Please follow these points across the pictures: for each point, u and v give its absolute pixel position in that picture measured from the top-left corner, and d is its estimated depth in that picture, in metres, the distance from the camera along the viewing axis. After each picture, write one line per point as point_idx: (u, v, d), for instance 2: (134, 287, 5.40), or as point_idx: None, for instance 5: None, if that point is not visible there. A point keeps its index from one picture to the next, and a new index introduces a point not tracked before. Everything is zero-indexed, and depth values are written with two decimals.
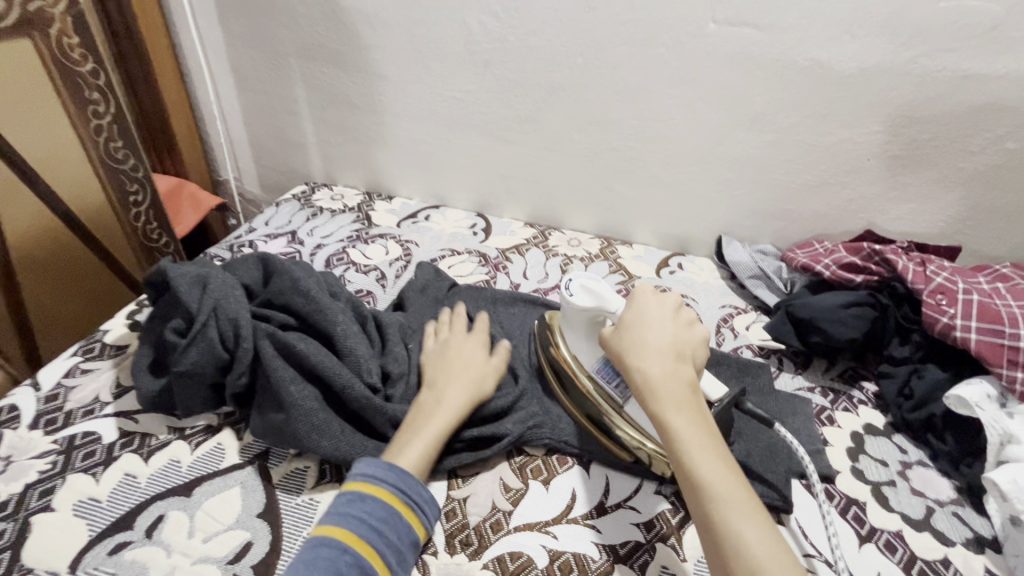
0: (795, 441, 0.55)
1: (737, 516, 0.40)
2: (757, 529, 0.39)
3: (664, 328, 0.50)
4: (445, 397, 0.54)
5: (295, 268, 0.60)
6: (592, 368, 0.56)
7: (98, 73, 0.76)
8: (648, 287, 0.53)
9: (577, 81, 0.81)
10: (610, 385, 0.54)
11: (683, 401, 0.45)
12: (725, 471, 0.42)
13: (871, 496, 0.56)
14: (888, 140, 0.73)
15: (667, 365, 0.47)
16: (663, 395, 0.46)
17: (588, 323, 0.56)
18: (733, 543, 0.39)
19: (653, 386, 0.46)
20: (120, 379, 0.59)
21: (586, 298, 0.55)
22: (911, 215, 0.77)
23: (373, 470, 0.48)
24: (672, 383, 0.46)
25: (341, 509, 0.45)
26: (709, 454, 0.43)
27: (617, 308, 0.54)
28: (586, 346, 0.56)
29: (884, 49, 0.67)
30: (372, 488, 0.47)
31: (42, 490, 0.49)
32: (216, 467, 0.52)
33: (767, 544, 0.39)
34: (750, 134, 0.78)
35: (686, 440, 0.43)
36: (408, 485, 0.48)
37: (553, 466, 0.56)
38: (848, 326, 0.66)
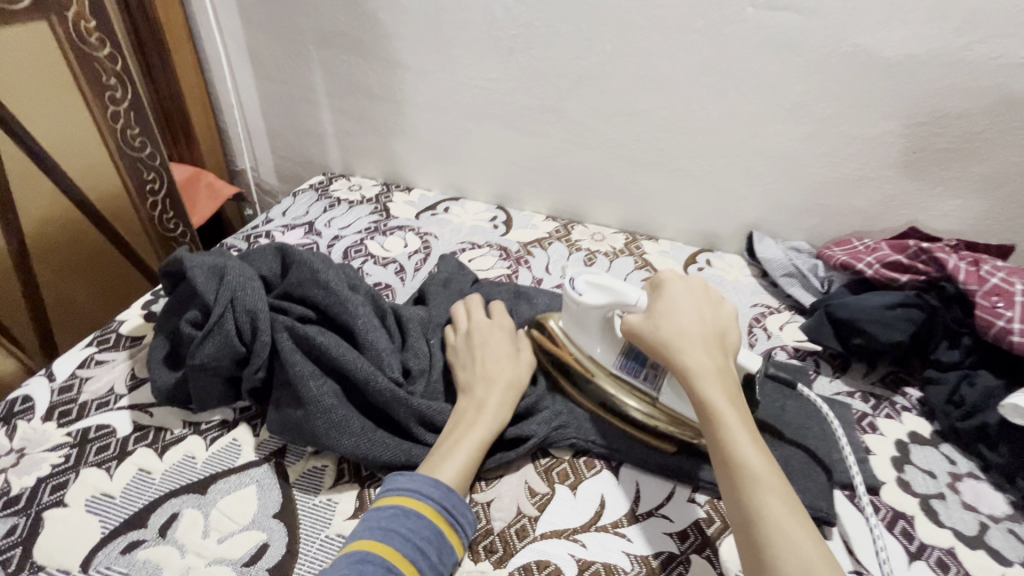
0: (829, 411, 0.55)
1: (783, 508, 0.37)
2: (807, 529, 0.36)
3: (711, 321, 0.48)
4: (487, 405, 0.51)
5: (316, 259, 0.58)
6: (615, 364, 0.53)
7: (116, 59, 0.75)
8: (672, 274, 0.51)
9: (605, 69, 0.77)
10: (638, 378, 0.52)
11: (728, 393, 0.43)
12: (772, 467, 0.39)
13: (919, 510, 0.53)
14: (934, 132, 0.69)
15: (711, 354, 0.45)
16: (709, 383, 0.43)
17: (602, 319, 0.53)
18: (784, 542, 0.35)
19: (699, 373, 0.44)
20: (135, 371, 0.58)
21: (595, 294, 0.52)
22: (958, 212, 0.73)
23: (417, 485, 0.45)
24: (717, 374, 0.44)
25: (384, 524, 0.43)
26: (755, 444, 0.40)
27: (636, 299, 0.50)
28: (602, 344, 0.54)
29: (936, 35, 0.63)
30: (417, 504, 0.44)
31: (54, 484, 0.48)
32: (231, 464, 0.50)
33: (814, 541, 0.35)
34: (786, 126, 0.74)
35: (734, 429, 0.41)
36: (454, 505, 0.45)
37: (580, 469, 0.53)
38: (893, 328, 0.62)
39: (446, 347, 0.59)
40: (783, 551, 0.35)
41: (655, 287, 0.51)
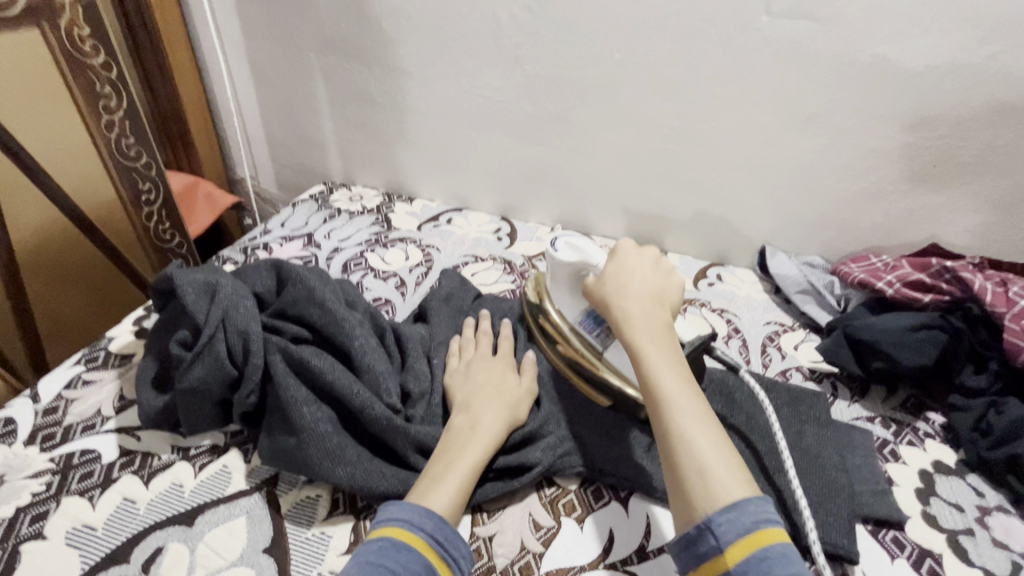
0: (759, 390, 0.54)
1: (697, 428, 0.40)
2: (717, 448, 0.39)
3: (644, 270, 0.50)
4: (481, 426, 0.49)
5: (311, 276, 0.56)
6: (575, 320, 0.55)
7: (111, 66, 0.73)
8: (626, 241, 0.52)
9: (613, 78, 0.75)
10: (591, 334, 0.54)
11: (657, 334, 0.45)
12: (691, 396, 0.41)
13: (947, 547, 0.50)
14: (958, 145, 0.66)
15: (644, 300, 0.47)
16: (637, 326, 0.46)
17: (571, 276, 0.54)
18: (693, 461, 0.39)
19: (629, 318, 0.46)
20: (123, 391, 0.56)
21: (569, 253, 0.54)
22: (982, 228, 0.70)
23: (408, 514, 0.42)
24: (648, 317, 0.46)
25: (371, 558, 0.40)
26: (675, 372, 0.43)
27: (599, 262, 0.52)
28: (570, 301, 0.56)
29: (959, 44, 0.60)
30: (408, 536, 0.41)
31: (34, 515, 0.45)
32: (221, 493, 0.48)
33: (722, 455, 0.39)
34: (801, 138, 0.72)
35: (656, 365, 0.43)
36: (447, 537, 0.42)
37: (587, 500, 0.51)
38: (916, 352, 0.59)
39: (443, 371, 0.57)
40: (690, 467, 0.38)
41: (608, 253, 0.53)
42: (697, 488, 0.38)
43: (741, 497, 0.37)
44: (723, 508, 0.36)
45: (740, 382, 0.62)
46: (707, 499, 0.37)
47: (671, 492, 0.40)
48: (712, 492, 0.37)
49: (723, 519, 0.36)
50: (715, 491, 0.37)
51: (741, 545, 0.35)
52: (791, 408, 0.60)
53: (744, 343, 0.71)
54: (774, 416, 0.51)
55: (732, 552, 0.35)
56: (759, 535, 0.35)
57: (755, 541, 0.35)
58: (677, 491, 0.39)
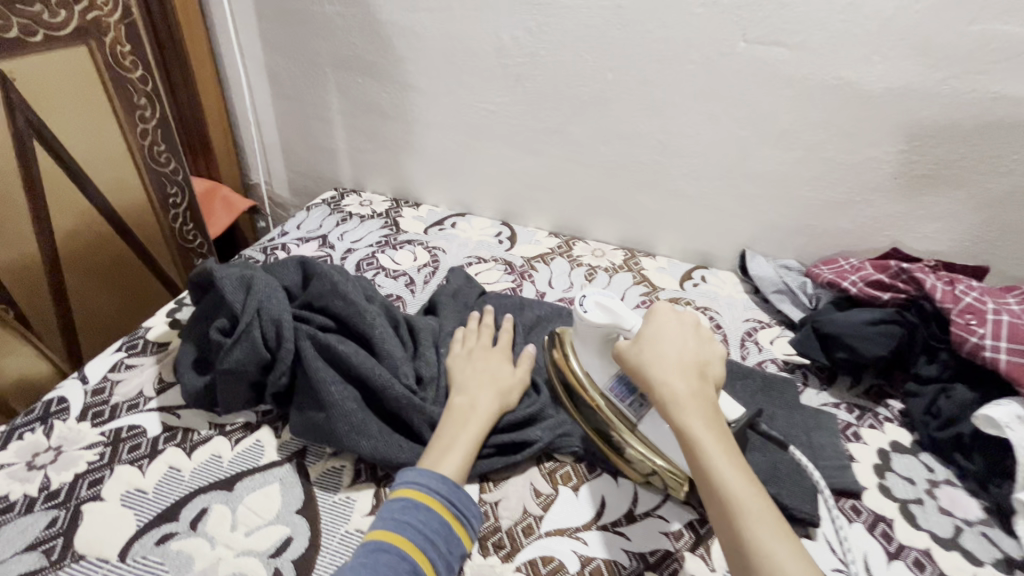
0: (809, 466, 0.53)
1: (767, 529, 0.41)
2: (784, 545, 0.40)
3: (685, 348, 0.51)
4: (479, 403, 0.56)
5: (335, 272, 0.62)
6: (606, 385, 0.56)
7: (147, 80, 0.79)
8: (664, 308, 0.54)
9: (606, 95, 0.82)
10: (623, 403, 0.55)
11: (708, 419, 0.47)
12: (751, 490, 0.43)
13: (898, 513, 0.56)
14: (914, 159, 0.73)
15: (690, 383, 0.49)
16: (688, 412, 0.47)
17: (600, 339, 0.56)
18: (764, 561, 0.39)
19: (679, 403, 0.47)
20: (163, 375, 0.61)
21: (600, 314, 0.55)
22: (938, 234, 0.77)
23: (428, 480, 0.49)
24: (697, 401, 0.48)
25: (397, 515, 0.46)
26: (734, 467, 0.44)
27: (634, 326, 0.54)
28: (599, 363, 0.57)
29: (913, 70, 0.68)
30: (427, 498, 0.47)
31: (91, 480, 0.51)
32: (255, 463, 0.54)
33: (797, 559, 0.39)
34: (776, 151, 0.79)
35: (715, 459, 0.44)
36: (460, 500, 0.48)
37: (581, 472, 0.57)
38: (875, 343, 0.66)
39: (448, 353, 0.63)
40: (763, 568, 0.39)
41: (645, 318, 0.54)
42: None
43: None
44: None
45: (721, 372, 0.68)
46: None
47: None
48: None
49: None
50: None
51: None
52: (765, 394, 0.67)
53: (725, 337, 0.78)
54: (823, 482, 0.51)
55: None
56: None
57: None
58: None
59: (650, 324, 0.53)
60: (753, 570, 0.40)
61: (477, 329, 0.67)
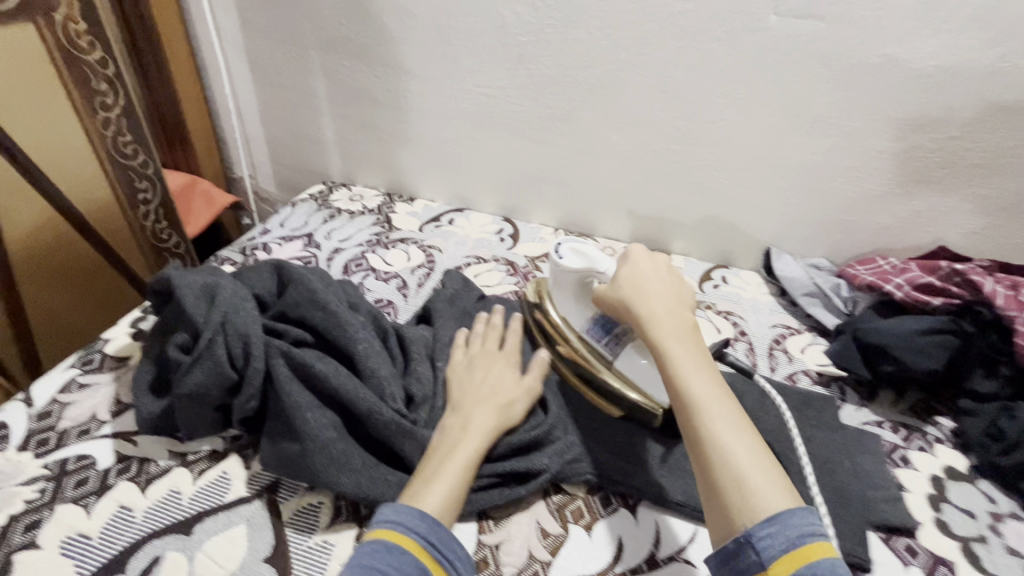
0: (780, 401, 0.53)
1: (732, 434, 0.40)
2: (748, 448, 0.39)
3: (660, 275, 0.51)
4: (476, 424, 0.48)
5: (314, 278, 0.54)
6: (582, 327, 0.55)
7: (108, 63, 0.72)
8: (640, 245, 0.53)
9: (618, 78, 0.74)
10: (600, 343, 0.54)
11: (682, 335, 0.45)
12: (721, 398, 0.41)
13: (960, 554, 0.49)
14: (966, 147, 0.65)
15: (667, 304, 0.48)
16: (663, 329, 0.46)
17: (576, 284, 0.55)
18: (725, 462, 0.38)
19: (654, 320, 0.46)
20: (120, 395, 0.54)
21: (576, 260, 0.55)
22: (989, 231, 0.69)
23: (403, 517, 0.41)
24: (672, 319, 0.47)
25: (365, 560, 0.38)
26: (704, 376, 0.43)
27: (607, 268, 0.53)
28: (575, 308, 0.56)
29: (969, 45, 0.60)
30: (401, 538, 0.40)
31: (27, 523, 0.44)
32: (219, 500, 0.46)
33: (760, 463, 0.38)
34: (808, 139, 0.71)
35: (686, 368, 0.43)
36: (442, 541, 0.40)
37: (595, 507, 0.50)
38: (926, 356, 0.59)
39: (447, 360, 0.57)
40: (724, 469, 0.38)
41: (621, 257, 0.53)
42: (734, 496, 0.37)
43: (782, 509, 0.36)
44: (764, 521, 0.36)
45: (750, 387, 0.61)
46: (748, 508, 0.37)
47: (706, 498, 0.39)
48: (750, 500, 0.37)
49: (764, 531, 0.35)
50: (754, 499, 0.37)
51: (785, 562, 0.34)
52: (800, 413, 0.59)
53: (751, 346, 0.70)
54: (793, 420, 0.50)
55: (777, 567, 0.34)
56: (804, 550, 0.34)
57: (801, 554, 0.34)
58: (712, 497, 0.38)
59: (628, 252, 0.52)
60: (713, 470, 0.39)
61: (482, 331, 0.60)
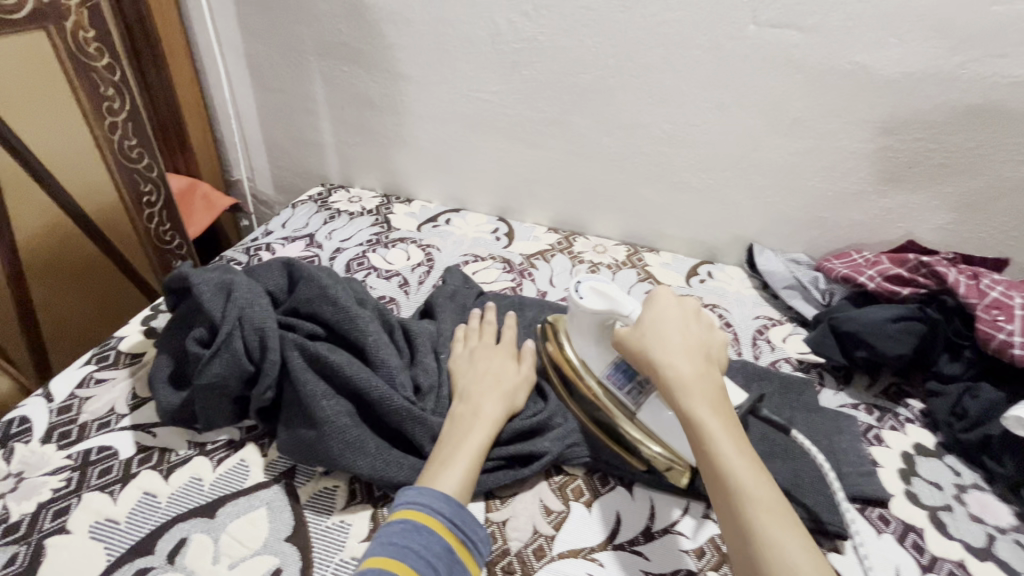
0: (814, 450, 0.52)
1: (773, 517, 0.39)
2: (790, 531, 0.39)
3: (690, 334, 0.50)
4: (482, 410, 0.51)
5: (323, 275, 0.57)
6: (603, 373, 0.54)
7: (115, 69, 0.74)
8: (664, 291, 0.52)
9: (608, 83, 0.78)
10: (621, 390, 0.53)
11: (714, 402, 0.45)
12: (758, 475, 0.41)
13: (929, 522, 0.53)
14: (930, 147, 0.70)
15: (696, 365, 0.47)
16: (695, 395, 0.45)
17: (596, 326, 0.54)
18: (769, 547, 0.38)
19: (685, 384, 0.46)
20: (137, 389, 0.56)
21: (597, 301, 0.54)
22: (953, 226, 0.74)
23: (428, 498, 0.44)
24: (703, 382, 0.46)
25: (395, 539, 0.41)
26: (741, 453, 0.42)
27: (632, 311, 0.53)
28: (595, 350, 0.55)
29: (931, 52, 0.65)
30: (428, 520, 0.43)
31: (56, 510, 0.46)
32: (240, 486, 0.49)
33: (806, 551, 0.38)
34: (786, 141, 0.75)
35: (721, 442, 0.43)
36: (465, 521, 0.44)
37: (594, 486, 0.53)
38: (896, 341, 0.63)
39: (450, 352, 0.60)
40: (770, 555, 0.38)
41: (644, 302, 0.53)
42: None
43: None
44: None
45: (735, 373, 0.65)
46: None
47: None
48: None
49: None
50: None
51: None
52: (783, 397, 0.64)
53: (736, 336, 0.74)
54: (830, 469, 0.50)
55: None
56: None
57: None
58: None
59: (654, 309, 0.51)
60: (757, 554, 0.38)
61: (480, 325, 0.63)
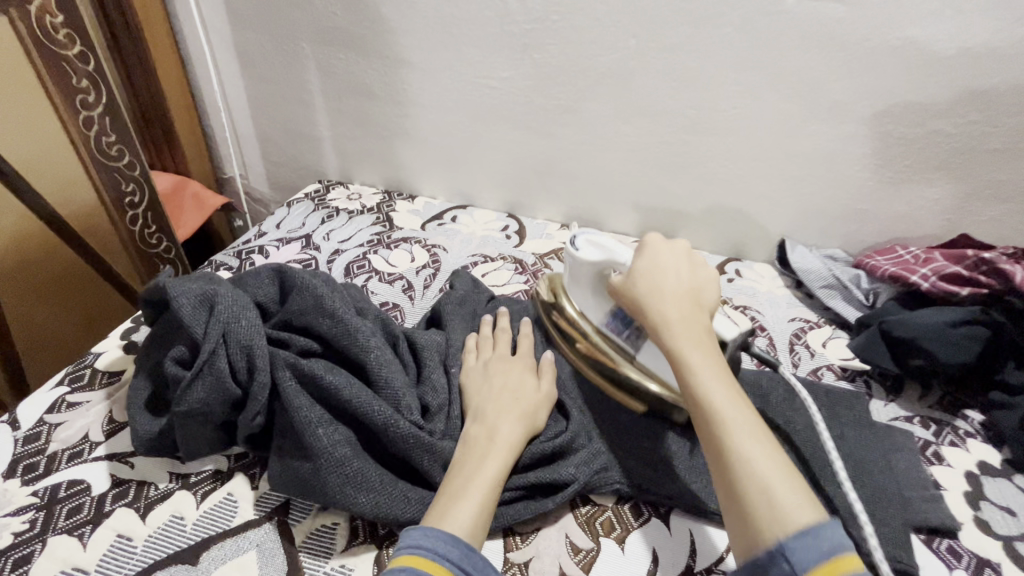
0: (824, 430, 0.48)
1: (753, 441, 0.37)
2: (771, 456, 0.37)
3: (678, 276, 0.48)
4: (499, 434, 0.45)
5: (318, 283, 0.51)
6: (600, 321, 0.54)
7: (87, 57, 0.68)
8: (656, 237, 0.51)
9: (629, 67, 0.71)
10: (619, 335, 0.52)
11: (698, 338, 0.44)
12: (740, 404, 0.39)
13: (1005, 555, 0.47)
14: (989, 131, 0.63)
15: (682, 304, 0.46)
16: (678, 331, 0.44)
17: (593, 276, 0.54)
18: (746, 470, 0.36)
19: (668, 321, 0.45)
20: (113, 413, 0.51)
21: (593, 251, 0.54)
22: (1010, 218, 0.67)
23: (433, 541, 0.37)
24: (688, 321, 0.45)
25: None
26: (723, 383, 0.41)
27: (625, 259, 0.52)
28: (593, 300, 0.55)
29: (995, 25, 0.58)
30: (432, 567, 0.36)
31: (18, 558, 0.41)
32: (226, 525, 0.43)
33: (785, 474, 0.36)
34: (825, 126, 0.68)
35: (701, 372, 0.41)
36: (477, 568, 0.37)
37: (625, 518, 0.47)
38: (959, 349, 0.57)
39: (462, 364, 0.54)
40: (745, 476, 0.36)
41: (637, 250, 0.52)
42: (759, 507, 0.35)
43: (811, 520, 0.33)
44: (795, 534, 0.33)
45: (777, 385, 0.59)
46: (774, 517, 0.34)
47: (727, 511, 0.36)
48: (777, 513, 0.34)
49: (797, 546, 0.32)
50: (781, 512, 0.34)
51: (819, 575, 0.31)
52: (828, 412, 0.57)
53: (771, 341, 0.68)
54: (835, 450, 0.46)
55: None
56: (838, 563, 0.31)
57: None
58: (734, 511, 0.36)
59: (647, 254, 0.50)
60: (734, 478, 0.36)
61: (491, 335, 0.57)
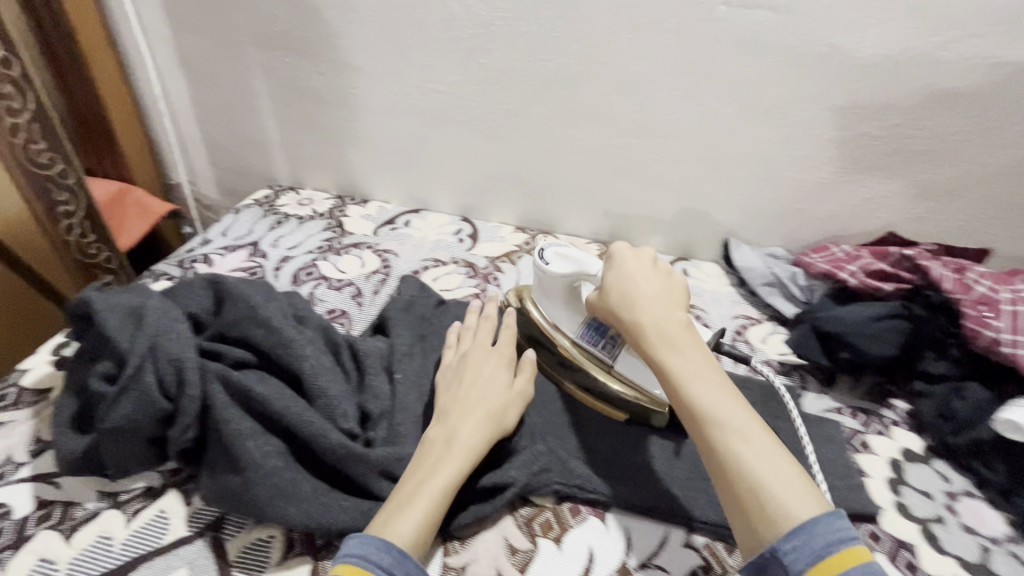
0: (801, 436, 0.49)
1: (748, 445, 0.38)
2: (766, 456, 0.38)
3: (654, 276, 0.48)
4: (453, 440, 0.45)
5: (252, 293, 0.51)
6: (574, 334, 0.55)
7: (11, 63, 0.65)
8: (621, 244, 0.50)
9: (572, 71, 0.72)
10: (597, 347, 0.53)
11: (682, 345, 0.44)
12: (731, 409, 0.40)
13: (921, 537, 0.50)
14: (910, 133, 0.66)
15: (661, 310, 0.46)
16: (662, 343, 0.44)
17: (565, 290, 0.54)
18: (746, 478, 0.37)
19: (652, 333, 0.44)
20: (39, 432, 0.49)
21: (563, 264, 0.53)
22: (932, 216, 0.71)
23: (367, 549, 0.38)
24: (670, 328, 0.45)
25: None
26: (714, 390, 0.41)
27: (596, 270, 0.51)
28: (565, 313, 0.55)
29: (911, 33, 0.61)
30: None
31: None
32: (155, 544, 0.42)
33: (782, 473, 0.37)
34: (761, 129, 0.71)
35: (690, 384, 0.41)
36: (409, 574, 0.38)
37: (564, 518, 0.48)
38: (883, 341, 0.60)
39: (403, 368, 0.54)
40: (744, 484, 0.37)
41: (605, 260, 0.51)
42: (761, 513, 0.36)
43: (808, 517, 0.35)
44: (790, 535, 0.34)
45: None
46: (775, 519, 0.35)
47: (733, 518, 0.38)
48: (778, 515, 0.35)
49: (791, 545, 0.34)
50: (783, 513, 0.35)
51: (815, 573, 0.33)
52: (763, 406, 0.60)
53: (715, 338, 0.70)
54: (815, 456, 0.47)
55: None
56: (833, 557, 0.33)
57: (835, 564, 0.33)
58: (739, 518, 0.37)
59: (615, 264, 0.49)
60: (734, 487, 0.37)
61: (474, 325, 0.57)
